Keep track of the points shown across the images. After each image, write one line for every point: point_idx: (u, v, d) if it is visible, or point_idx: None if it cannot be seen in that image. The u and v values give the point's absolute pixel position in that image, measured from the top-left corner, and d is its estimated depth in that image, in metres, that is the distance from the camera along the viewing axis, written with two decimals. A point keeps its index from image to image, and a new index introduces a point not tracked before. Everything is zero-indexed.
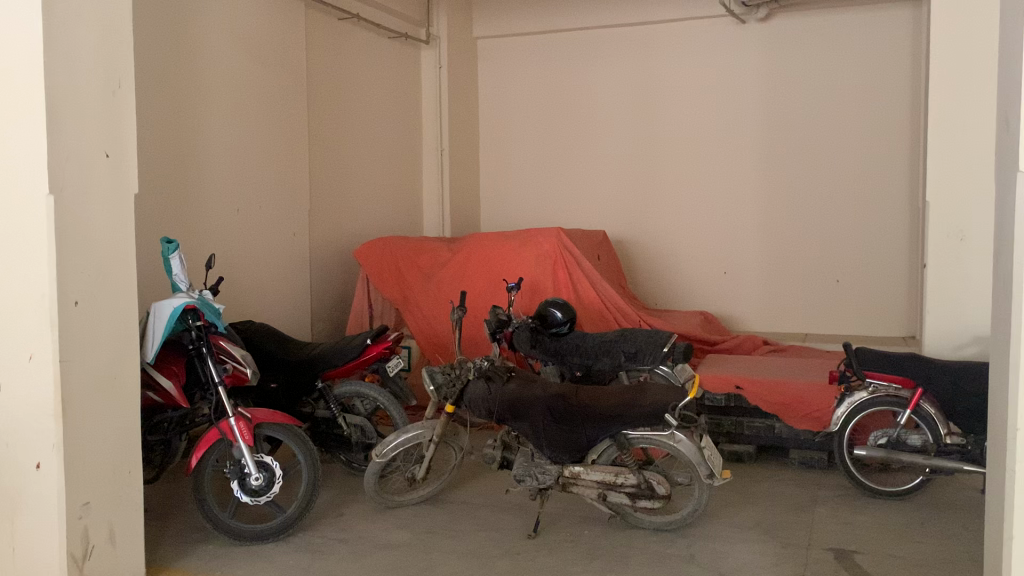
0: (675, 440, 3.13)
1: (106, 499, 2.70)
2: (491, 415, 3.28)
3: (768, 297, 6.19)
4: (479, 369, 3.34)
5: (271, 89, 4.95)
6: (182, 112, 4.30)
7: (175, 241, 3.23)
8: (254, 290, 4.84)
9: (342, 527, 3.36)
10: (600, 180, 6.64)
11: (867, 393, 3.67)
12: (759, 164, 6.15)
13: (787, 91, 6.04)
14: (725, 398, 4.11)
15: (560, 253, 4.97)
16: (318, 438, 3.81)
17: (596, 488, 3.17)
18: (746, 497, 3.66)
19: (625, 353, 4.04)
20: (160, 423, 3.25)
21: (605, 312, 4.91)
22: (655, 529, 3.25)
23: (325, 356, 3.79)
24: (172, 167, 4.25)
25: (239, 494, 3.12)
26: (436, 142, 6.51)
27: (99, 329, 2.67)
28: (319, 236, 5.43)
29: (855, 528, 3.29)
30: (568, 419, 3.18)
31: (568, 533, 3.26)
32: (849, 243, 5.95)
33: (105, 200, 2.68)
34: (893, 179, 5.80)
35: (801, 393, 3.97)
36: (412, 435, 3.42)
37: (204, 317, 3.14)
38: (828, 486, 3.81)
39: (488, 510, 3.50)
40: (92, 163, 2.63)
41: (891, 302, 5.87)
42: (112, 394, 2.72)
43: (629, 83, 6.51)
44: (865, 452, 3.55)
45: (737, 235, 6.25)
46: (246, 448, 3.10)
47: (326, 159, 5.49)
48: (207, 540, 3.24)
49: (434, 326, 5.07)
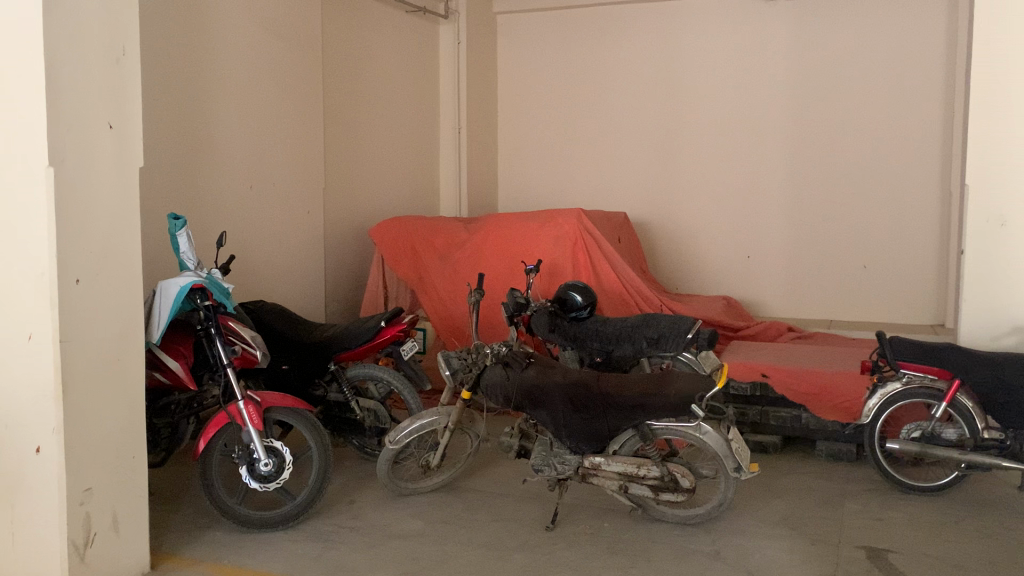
0: (701, 432, 2.99)
1: (109, 485, 2.60)
2: (509, 402, 3.14)
3: (794, 283, 6.02)
4: (496, 355, 3.21)
5: (285, 64, 4.82)
6: (193, 86, 4.18)
7: (182, 217, 3.10)
8: (266, 269, 4.73)
9: (354, 516, 3.26)
10: (620, 160, 6.48)
11: (901, 384, 3.52)
12: (786, 145, 5.96)
13: (817, 69, 5.84)
14: (751, 387, 3.96)
15: (581, 235, 4.83)
16: (331, 423, 3.72)
17: (618, 479, 3.05)
18: (772, 491, 3.52)
19: (647, 339, 3.91)
20: (168, 406, 3.14)
21: (626, 296, 4.78)
22: (678, 523, 3.13)
23: (338, 338, 3.69)
24: (182, 142, 4.13)
25: (248, 480, 3.01)
26: (453, 120, 6.37)
27: (101, 308, 2.55)
28: (334, 215, 5.31)
29: (888, 525, 3.15)
30: (590, 408, 3.05)
31: (588, 525, 3.15)
32: (878, 228, 5.77)
33: (109, 172, 2.57)
34: (926, 161, 5.61)
35: (830, 383, 3.82)
36: (426, 422, 3.31)
37: (212, 297, 3.02)
38: (857, 479, 3.67)
39: (504, 500, 3.39)
40: (96, 134, 2.51)
41: (920, 289, 5.70)
42: (115, 376, 2.61)
43: (651, 59, 6.32)
44: (898, 446, 3.43)
45: (762, 218, 6.08)
46: (255, 433, 2.99)
47: (340, 136, 5.36)
48: (214, 527, 3.14)
49: (450, 308, 4.93)
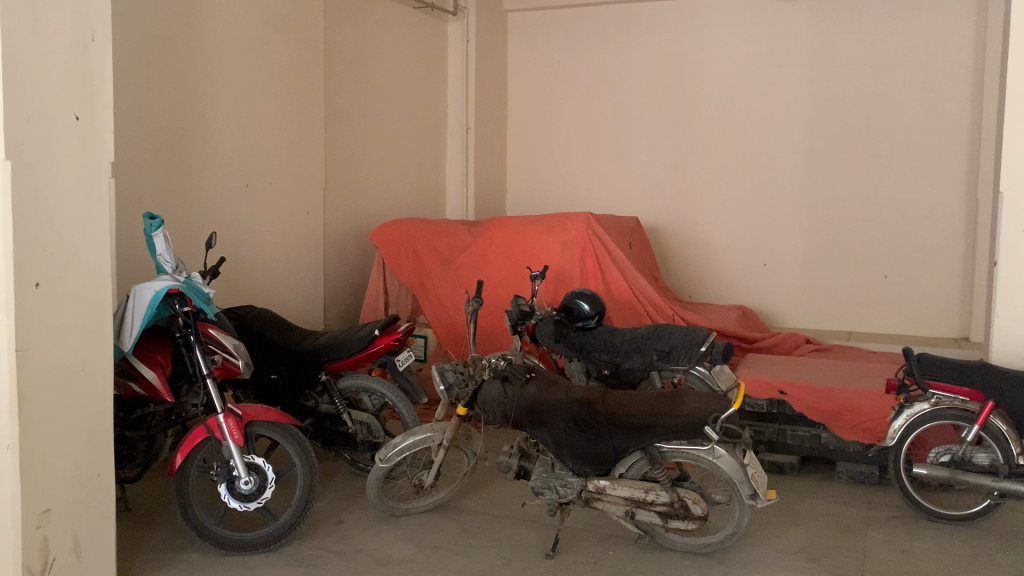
0: (715, 456, 2.77)
1: (70, 505, 2.40)
2: (508, 419, 2.92)
3: (812, 292, 5.79)
4: (494, 369, 3.02)
5: (285, 59, 4.62)
6: (186, 78, 3.99)
7: (159, 217, 2.89)
8: (262, 272, 4.53)
9: (341, 538, 3.05)
10: (633, 161, 6.25)
11: (929, 404, 3.28)
12: (805, 148, 5.73)
13: (838, 69, 5.60)
14: (767, 404, 3.75)
15: (589, 241, 4.60)
16: (320, 436, 3.49)
17: (623, 504, 2.83)
18: (790, 517, 3.29)
19: (658, 352, 3.69)
20: (144, 418, 2.93)
21: (636, 304, 4.56)
22: (689, 551, 2.91)
23: (331, 346, 3.48)
24: (173, 137, 3.93)
25: (228, 498, 2.82)
26: (461, 120, 6.16)
27: (64, 314, 2.36)
28: (335, 217, 5.11)
29: (915, 558, 2.92)
30: (593, 427, 2.83)
31: (591, 553, 2.92)
32: (900, 234, 5.52)
33: (74, 167, 2.38)
34: (951, 167, 5.35)
35: (851, 401, 3.59)
36: (419, 439, 3.10)
37: (192, 303, 2.82)
38: (881, 505, 3.44)
39: (502, 523, 3.18)
40: (60, 126, 2.33)
41: (944, 299, 5.45)
42: (78, 387, 2.42)
43: (666, 58, 6.10)
44: (926, 471, 3.20)
45: (779, 223, 5.84)
46: (236, 448, 2.79)
47: (342, 134, 5.15)
48: (190, 548, 2.94)
49: (451, 315, 4.73)
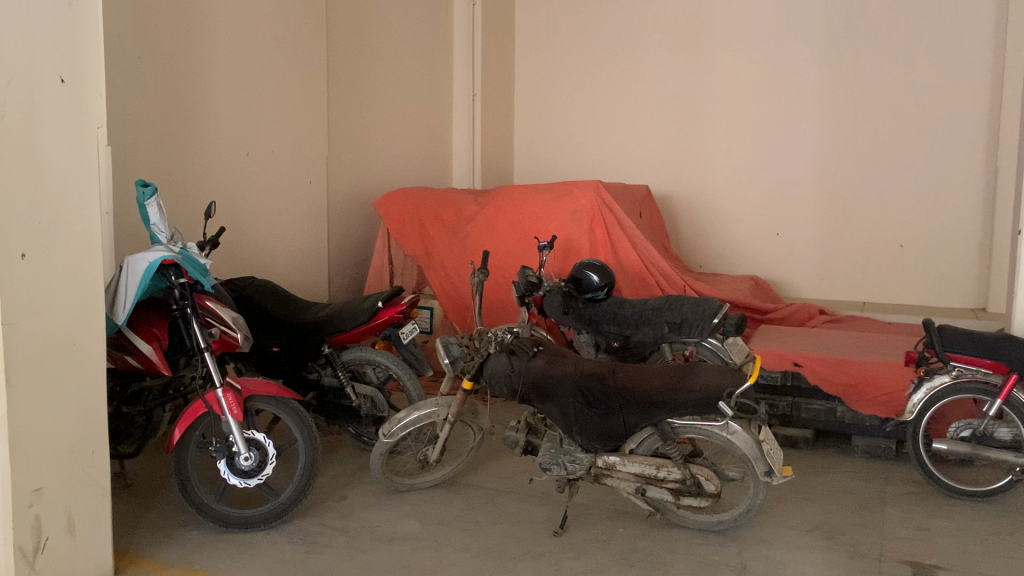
0: (728, 432, 2.67)
1: (62, 482, 2.32)
2: (515, 394, 2.83)
3: (825, 262, 5.67)
4: (500, 343, 2.91)
5: (286, 23, 4.48)
6: (184, 43, 3.86)
7: (152, 185, 2.78)
8: (263, 242, 4.43)
9: (344, 515, 2.98)
10: (643, 127, 6.11)
11: (950, 377, 3.18)
12: (821, 113, 5.57)
13: (855, 33, 5.42)
14: (781, 376, 3.65)
15: (598, 210, 4.48)
16: (324, 410, 3.44)
17: (634, 481, 2.75)
18: (804, 493, 3.21)
19: (668, 323, 3.59)
20: (140, 393, 2.85)
21: (646, 275, 4.46)
22: (701, 529, 2.84)
23: (332, 319, 3.38)
24: (170, 103, 3.82)
25: (228, 475, 2.74)
26: (468, 87, 6.02)
27: (53, 285, 2.28)
28: (339, 187, 5.00)
29: (934, 536, 2.83)
30: (603, 402, 2.73)
31: (601, 531, 2.85)
32: (917, 203, 5.37)
33: (60, 133, 2.28)
34: (970, 132, 5.18)
35: (868, 374, 3.49)
36: (424, 414, 3.02)
37: (187, 274, 2.73)
38: (897, 481, 3.35)
39: (509, 499, 3.10)
40: (43, 87, 2.22)
41: (961, 268, 5.31)
42: (68, 361, 2.34)
43: (677, 23, 5.94)
44: (946, 447, 3.12)
45: (792, 192, 5.71)
46: (235, 423, 2.71)
47: (346, 101, 5.03)
48: (190, 525, 2.87)
49: (457, 286, 4.63)
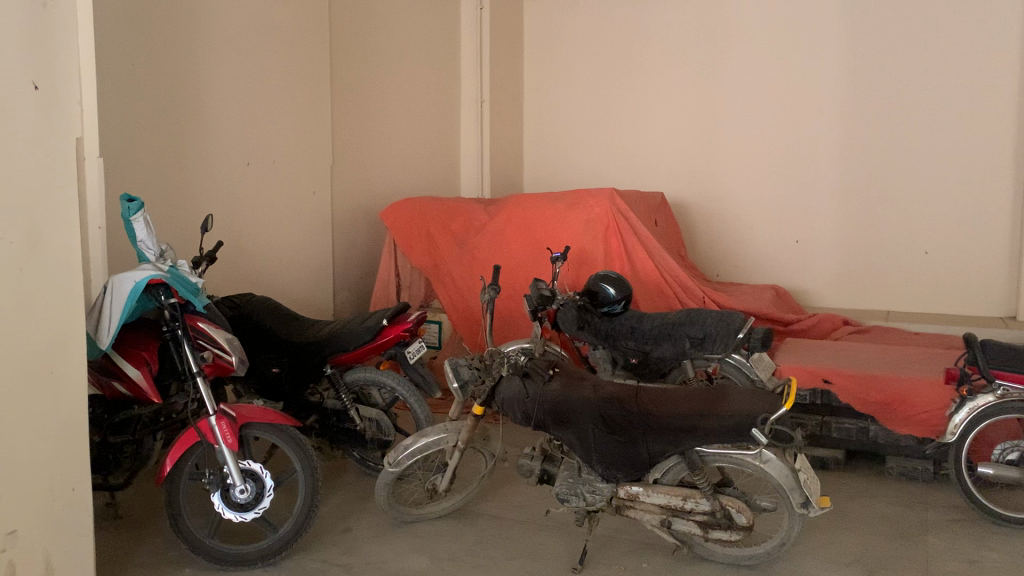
0: (762, 460, 2.46)
1: (40, 522, 2.15)
2: (529, 420, 2.63)
3: (846, 269, 5.46)
4: (514, 364, 2.70)
5: (287, 28, 4.31)
6: (180, 49, 3.69)
7: (138, 199, 2.61)
8: (264, 256, 4.26)
9: (348, 550, 2.79)
10: (658, 131, 5.91)
11: (995, 397, 2.96)
12: (843, 115, 5.36)
13: (878, 31, 5.20)
14: (811, 396, 3.45)
15: (613, 219, 4.29)
16: (327, 434, 3.22)
17: (658, 513, 2.55)
18: (841, 522, 3.00)
19: (690, 338, 3.38)
20: (129, 421, 2.67)
21: (664, 286, 4.26)
22: (732, 564, 2.63)
23: (334, 338, 3.20)
24: (166, 113, 3.64)
25: (222, 509, 2.54)
26: (476, 93, 5.84)
27: (28, 309, 2.10)
28: (344, 197, 4.82)
29: (983, 570, 2.62)
30: (624, 429, 2.53)
31: (623, 566, 2.65)
32: (942, 208, 5.15)
33: (36, 146, 2.11)
34: (999, 133, 4.96)
35: (904, 392, 3.23)
36: (432, 440, 2.82)
37: (178, 294, 2.54)
38: (938, 506, 3.13)
39: (524, 530, 2.91)
40: (17, 93, 2.04)
41: (990, 275, 5.09)
42: (46, 392, 2.15)
43: (691, 24, 5.75)
44: (993, 471, 2.91)
45: (812, 198, 5.50)
46: (229, 453, 2.51)
47: (351, 109, 4.86)
48: (184, 563, 2.69)
49: (467, 300, 4.43)
